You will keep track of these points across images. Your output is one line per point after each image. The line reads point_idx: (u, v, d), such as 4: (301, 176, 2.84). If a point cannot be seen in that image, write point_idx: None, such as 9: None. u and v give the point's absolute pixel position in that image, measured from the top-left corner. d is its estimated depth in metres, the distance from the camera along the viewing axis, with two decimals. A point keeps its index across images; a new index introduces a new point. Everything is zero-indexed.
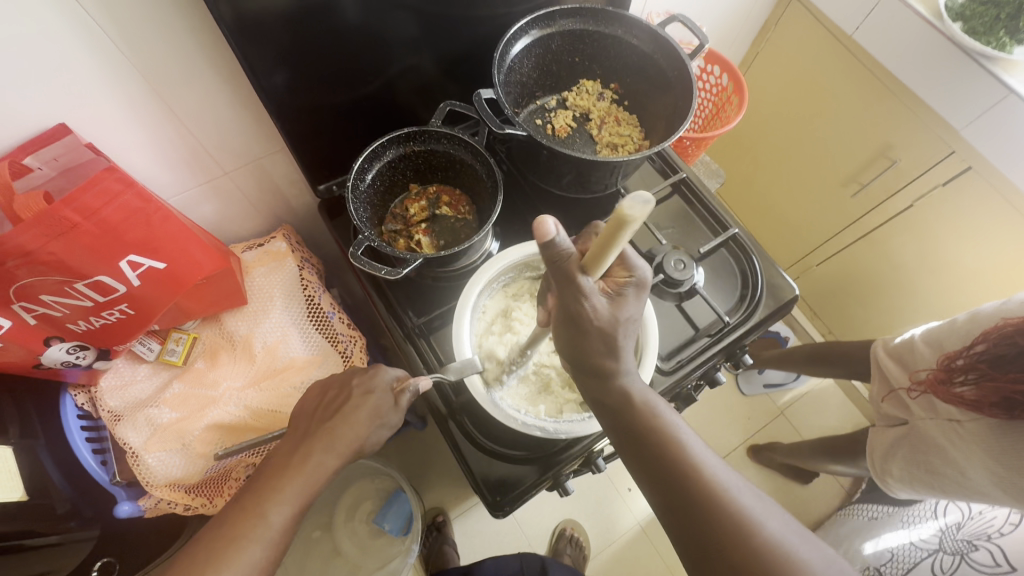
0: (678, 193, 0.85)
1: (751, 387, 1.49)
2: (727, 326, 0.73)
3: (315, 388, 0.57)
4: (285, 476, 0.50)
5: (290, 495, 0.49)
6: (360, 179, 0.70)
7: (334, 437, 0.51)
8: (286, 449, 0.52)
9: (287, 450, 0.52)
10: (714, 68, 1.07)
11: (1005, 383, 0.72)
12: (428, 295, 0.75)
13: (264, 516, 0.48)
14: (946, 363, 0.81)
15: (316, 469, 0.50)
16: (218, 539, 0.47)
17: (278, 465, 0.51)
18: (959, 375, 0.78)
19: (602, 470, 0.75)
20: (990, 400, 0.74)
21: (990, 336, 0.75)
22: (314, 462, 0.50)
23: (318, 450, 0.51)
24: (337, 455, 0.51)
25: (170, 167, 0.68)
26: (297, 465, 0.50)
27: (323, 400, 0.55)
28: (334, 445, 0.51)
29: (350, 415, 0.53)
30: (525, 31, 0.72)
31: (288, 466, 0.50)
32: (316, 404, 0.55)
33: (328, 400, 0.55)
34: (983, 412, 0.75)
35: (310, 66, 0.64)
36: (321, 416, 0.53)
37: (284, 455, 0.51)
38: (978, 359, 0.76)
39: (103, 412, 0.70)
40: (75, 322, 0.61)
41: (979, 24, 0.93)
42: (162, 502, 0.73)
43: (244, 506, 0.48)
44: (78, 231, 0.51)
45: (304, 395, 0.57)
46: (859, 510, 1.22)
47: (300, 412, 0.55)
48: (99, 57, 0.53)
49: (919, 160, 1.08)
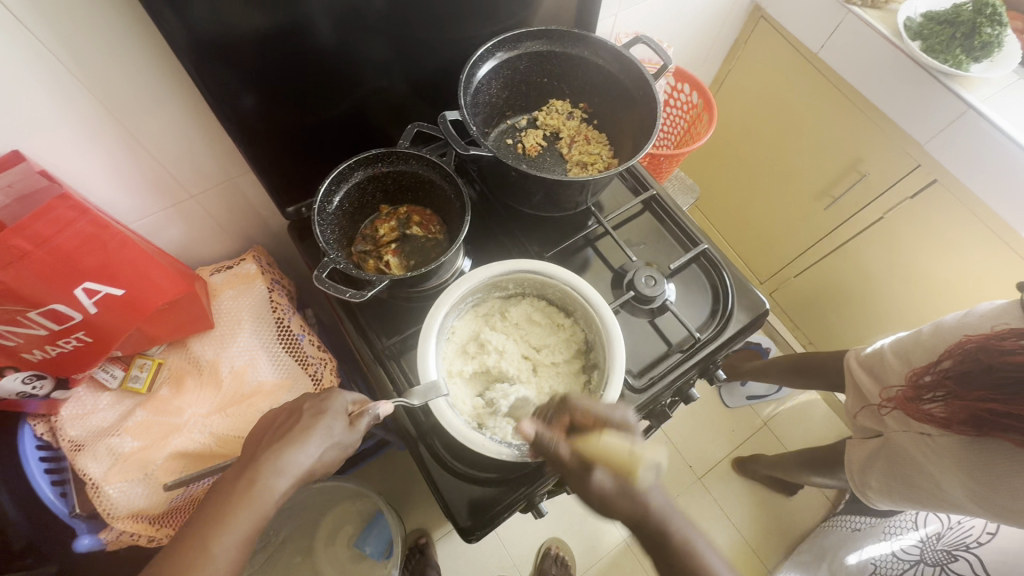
0: (649, 209, 0.86)
1: (734, 399, 1.50)
2: (698, 341, 0.73)
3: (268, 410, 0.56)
4: (231, 507, 0.48)
5: (241, 527, 0.48)
6: (328, 202, 0.69)
7: (283, 460, 0.50)
8: (233, 474, 0.50)
9: (234, 476, 0.50)
10: (684, 87, 1.09)
11: (975, 399, 0.72)
12: (398, 316, 0.75)
13: (207, 549, 0.47)
14: (914, 380, 0.81)
15: (264, 493, 0.49)
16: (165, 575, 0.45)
17: (224, 492, 0.49)
18: (929, 396, 0.79)
19: (577, 489, 0.74)
20: (957, 418, 0.75)
21: (956, 354, 0.76)
22: (261, 487, 0.49)
23: (266, 473, 0.49)
24: (288, 478, 0.50)
25: (133, 192, 0.67)
26: (244, 491, 0.49)
27: (273, 424, 0.54)
28: (285, 468, 0.50)
29: (300, 436, 0.51)
30: (491, 53, 0.73)
31: (232, 491, 0.49)
32: (268, 427, 0.54)
33: (279, 422, 0.54)
34: (952, 429, 0.76)
35: (274, 90, 0.64)
36: (270, 439, 0.52)
37: (230, 483, 0.50)
38: (944, 375, 0.77)
39: (63, 442, 0.68)
40: (30, 352, 0.59)
41: (936, 42, 0.96)
42: (124, 535, 0.71)
43: (194, 539, 0.47)
44: (30, 259, 0.50)
45: (256, 420, 0.55)
46: (842, 521, 1.22)
47: (252, 436, 0.54)
48: (53, 83, 0.52)
49: (886, 174, 1.11)
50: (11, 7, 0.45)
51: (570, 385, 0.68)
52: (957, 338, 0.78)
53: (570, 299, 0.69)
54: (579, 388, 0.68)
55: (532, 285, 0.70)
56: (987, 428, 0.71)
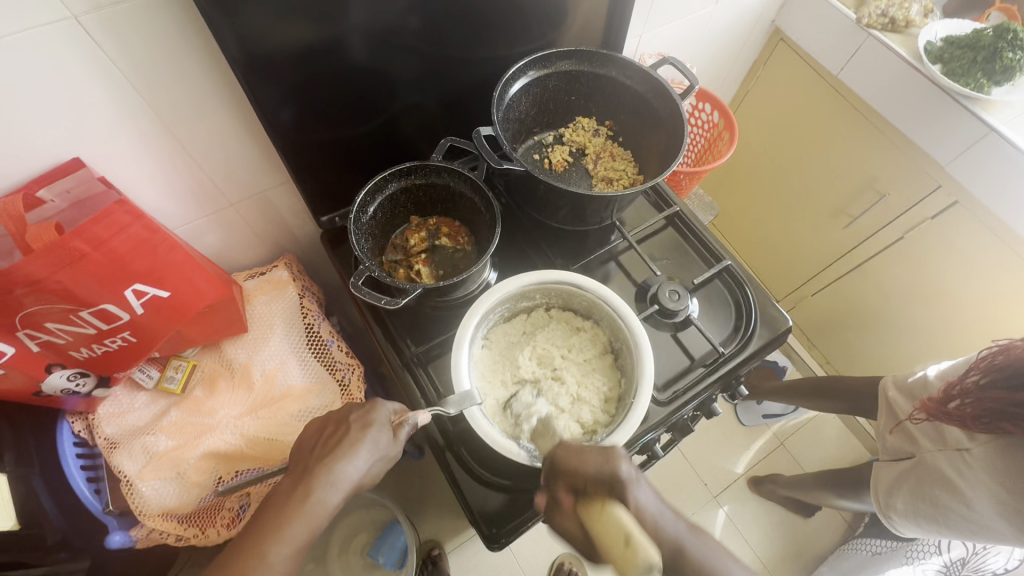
0: (672, 226, 0.87)
1: (750, 418, 1.48)
2: (722, 356, 0.73)
3: (311, 426, 0.57)
4: (286, 513, 0.50)
5: (294, 534, 0.49)
6: (362, 211, 0.71)
7: (335, 472, 0.51)
8: (287, 482, 0.52)
9: (289, 486, 0.52)
10: (705, 106, 1.11)
11: (990, 396, 0.75)
12: (427, 325, 0.76)
13: (264, 549, 0.48)
14: (946, 390, 0.83)
15: (316, 504, 0.50)
16: (224, 574, 0.47)
17: (280, 502, 0.51)
18: (956, 399, 0.80)
19: (601, 501, 0.74)
20: (974, 415, 0.77)
21: (986, 366, 0.78)
22: (316, 496, 0.50)
23: (319, 486, 0.51)
24: (339, 489, 0.52)
25: (178, 200, 0.70)
26: (299, 502, 0.50)
27: (321, 433, 0.55)
28: (337, 481, 0.51)
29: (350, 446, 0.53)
30: (523, 71, 0.75)
31: (290, 501, 0.50)
32: (317, 437, 0.55)
33: (324, 433, 0.55)
34: (968, 425, 0.78)
35: (315, 105, 0.67)
36: (322, 452, 0.53)
37: (283, 495, 0.51)
38: (972, 385, 0.79)
39: (100, 440, 0.70)
40: (77, 350, 0.62)
41: (957, 66, 0.97)
42: (154, 532, 0.73)
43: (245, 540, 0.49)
44: (87, 261, 0.53)
45: (302, 431, 0.57)
46: (859, 545, 1.18)
47: (301, 447, 0.55)
48: (116, 96, 0.55)
49: (906, 194, 1.11)
50: (86, 23, 0.49)
51: (607, 381, 0.70)
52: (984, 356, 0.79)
53: (596, 310, 0.70)
54: (616, 384, 0.70)
55: (559, 295, 0.72)
56: (999, 420, 0.74)
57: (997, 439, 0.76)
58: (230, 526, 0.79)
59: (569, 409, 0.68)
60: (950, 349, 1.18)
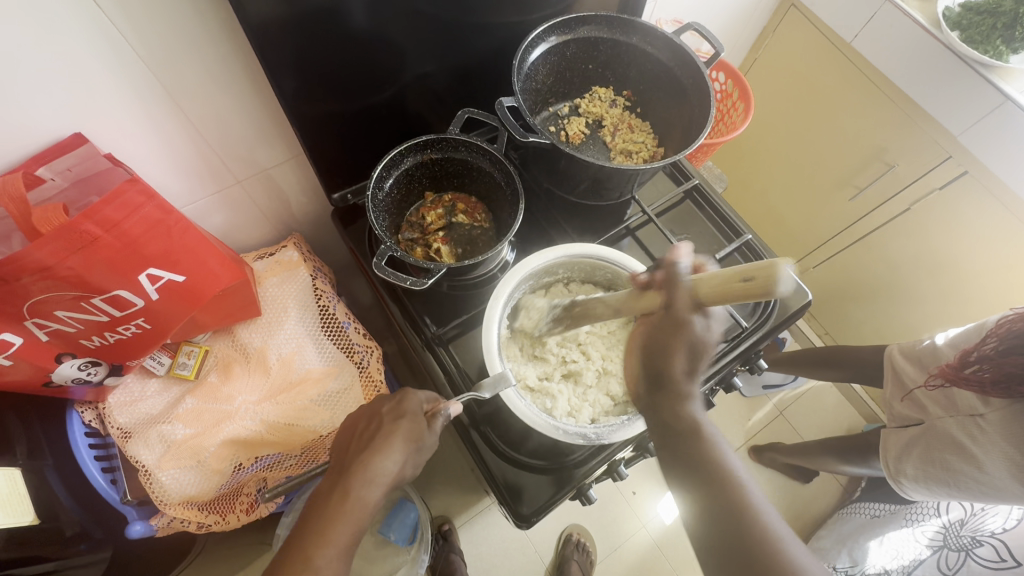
0: (690, 199, 0.85)
1: (751, 389, 1.50)
2: (744, 331, 0.73)
3: (345, 421, 0.56)
4: (327, 518, 0.48)
5: (338, 535, 0.47)
6: (379, 187, 0.68)
7: (372, 469, 0.49)
8: (326, 487, 0.50)
9: (327, 491, 0.50)
10: (720, 75, 1.10)
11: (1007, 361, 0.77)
12: (447, 305, 0.75)
13: (308, 560, 0.46)
14: (963, 356, 0.85)
15: (359, 504, 0.48)
16: None
17: (319, 507, 0.49)
18: (973, 365, 0.82)
19: (625, 477, 0.72)
20: (994, 385, 0.79)
21: (1002, 333, 0.79)
22: (356, 498, 0.48)
23: (357, 484, 0.49)
24: (379, 488, 0.50)
25: (183, 177, 0.67)
26: (339, 504, 0.48)
27: (357, 433, 0.54)
28: (374, 478, 0.49)
29: (384, 444, 0.51)
30: (543, 37, 0.72)
31: (327, 508, 0.48)
32: (353, 435, 0.54)
33: (360, 432, 0.54)
34: (987, 390, 0.80)
35: (325, 75, 0.63)
36: (358, 449, 0.52)
37: (324, 492, 0.50)
38: (991, 352, 0.80)
39: (113, 429, 0.68)
40: (88, 338, 0.59)
41: (976, 33, 0.96)
42: (174, 521, 0.72)
43: (289, 551, 0.46)
44: (99, 245, 0.50)
45: (337, 429, 0.56)
46: (859, 508, 1.22)
47: (334, 449, 0.54)
48: (113, 65, 0.51)
49: (915, 164, 1.11)
50: None
51: None
52: (1001, 323, 0.81)
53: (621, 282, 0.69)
54: None
55: (581, 269, 0.70)
56: (1015, 384, 0.76)
57: (1012, 405, 0.77)
58: (249, 512, 0.78)
59: (596, 383, 0.68)
60: (954, 317, 1.20)
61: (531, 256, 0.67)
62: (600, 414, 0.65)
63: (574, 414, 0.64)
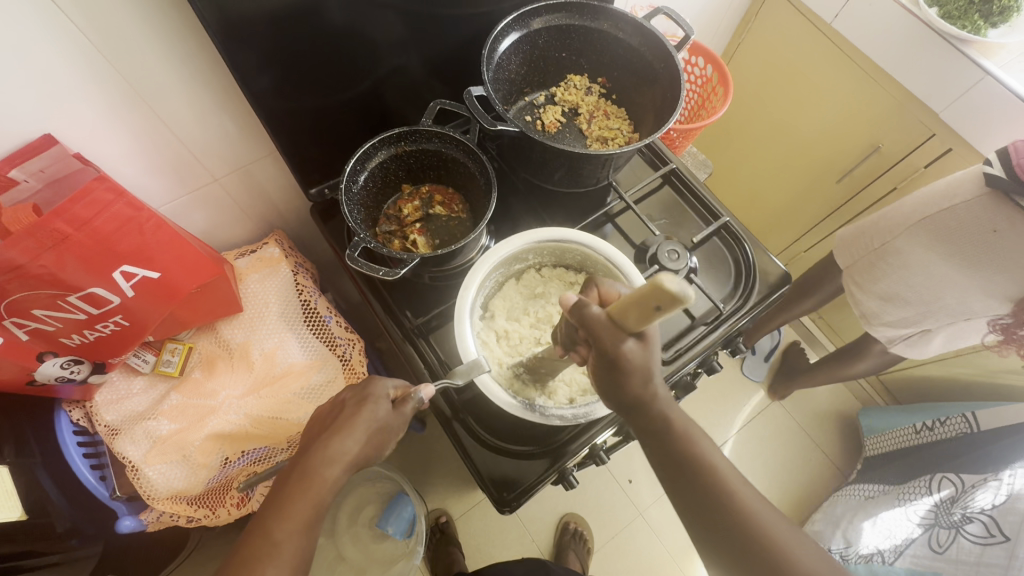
0: (669, 183, 0.85)
1: (755, 368, 1.50)
2: (723, 314, 0.72)
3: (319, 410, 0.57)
4: (288, 496, 0.48)
5: (298, 511, 0.48)
6: (353, 181, 0.69)
7: (336, 445, 0.50)
8: (288, 465, 0.51)
9: (290, 466, 0.51)
10: (699, 60, 1.09)
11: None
12: (426, 296, 0.75)
13: (269, 535, 0.46)
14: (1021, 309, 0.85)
15: (320, 481, 0.49)
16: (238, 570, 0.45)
17: (283, 482, 0.50)
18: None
19: (606, 461, 0.74)
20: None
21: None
22: (317, 474, 0.49)
23: (319, 462, 0.50)
24: (342, 466, 0.50)
25: (159, 176, 0.68)
26: (301, 481, 0.49)
27: (323, 419, 0.54)
28: (337, 457, 0.50)
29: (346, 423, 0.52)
30: (513, 27, 0.72)
31: (289, 486, 0.49)
32: (321, 421, 0.55)
33: (324, 416, 0.55)
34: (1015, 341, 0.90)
35: (295, 72, 0.64)
36: (324, 429, 0.53)
37: (289, 472, 0.51)
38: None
39: (100, 427, 0.70)
40: (68, 337, 0.60)
41: (953, 8, 0.96)
42: (163, 516, 0.75)
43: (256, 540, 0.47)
44: (71, 242, 0.51)
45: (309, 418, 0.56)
46: (852, 491, 1.24)
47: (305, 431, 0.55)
48: (78, 66, 0.52)
49: (900, 144, 1.10)
50: None
51: None
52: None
53: (591, 262, 0.70)
54: None
55: (551, 253, 0.71)
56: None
57: None
58: (240, 506, 0.79)
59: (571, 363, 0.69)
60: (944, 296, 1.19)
61: (499, 244, 0.68)
62: (576, 394, 0.66)
63: (550, 395, 0.65)
